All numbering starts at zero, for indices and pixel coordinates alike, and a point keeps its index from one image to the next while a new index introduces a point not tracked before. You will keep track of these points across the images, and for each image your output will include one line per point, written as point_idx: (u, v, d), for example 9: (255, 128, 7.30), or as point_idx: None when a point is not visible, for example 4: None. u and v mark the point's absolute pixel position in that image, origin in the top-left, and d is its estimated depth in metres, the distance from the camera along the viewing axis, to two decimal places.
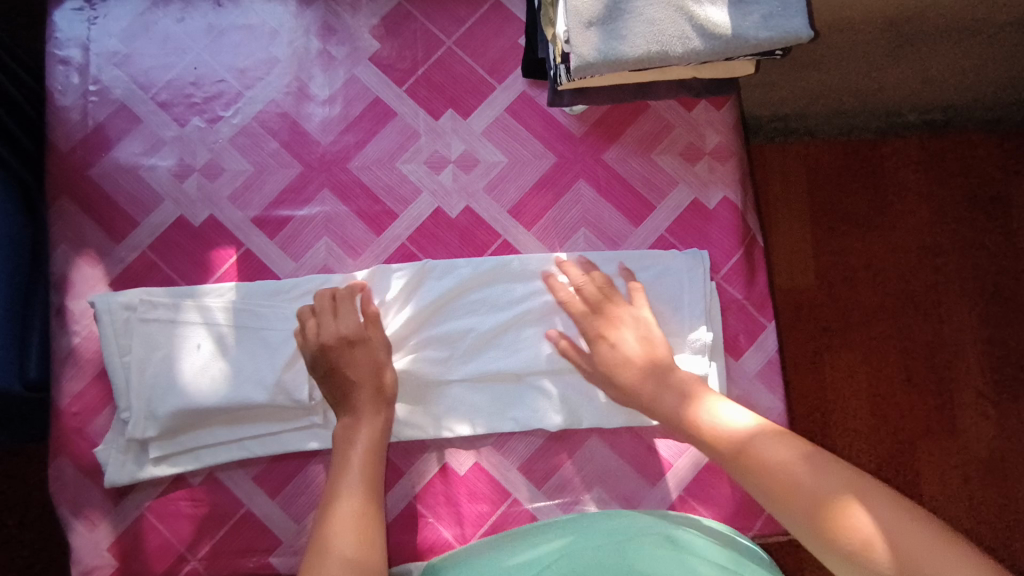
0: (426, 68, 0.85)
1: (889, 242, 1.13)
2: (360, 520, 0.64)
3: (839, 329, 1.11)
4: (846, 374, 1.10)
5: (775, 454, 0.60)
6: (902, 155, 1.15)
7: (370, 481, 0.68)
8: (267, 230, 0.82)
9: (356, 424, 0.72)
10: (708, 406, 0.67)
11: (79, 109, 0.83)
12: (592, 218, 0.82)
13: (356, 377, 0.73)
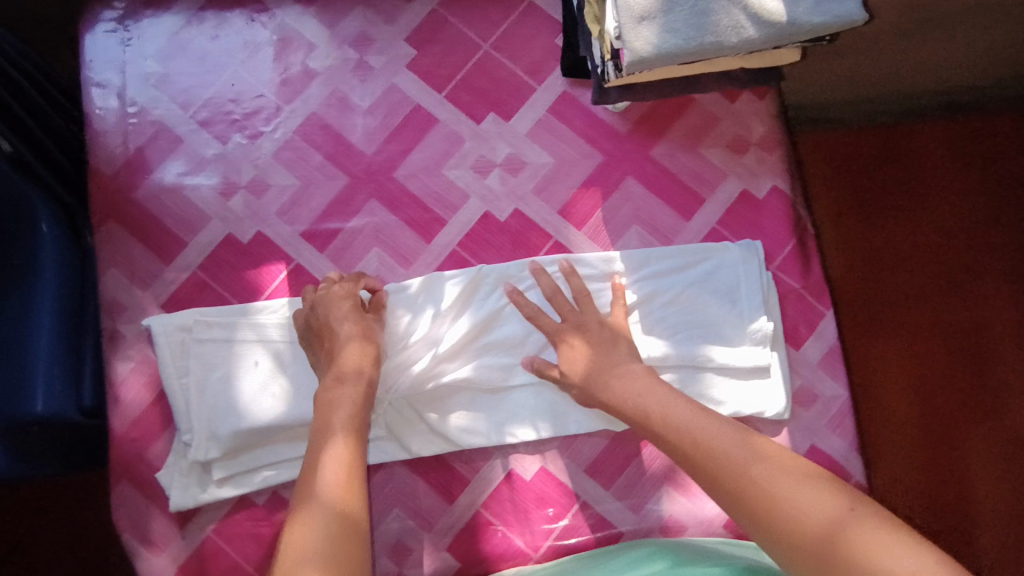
0: (467, 72, 0.84)
1: (921, 231, 1.05)
2: (340, 495, 0.58)
3: (890, 331, 0.99)
4: (904, 384, 0.97)
5: (729, 448, 0.59)
6: (924, 140, 1.08)
7: (349, 453, 0.62)
8: (316, 243, 0.82)
9: (339, 389, 0.68)
10: (659, 395, 0.67)
11: (119, 132, 0.82)
12: (644, 215, 0.82)
13: (344, 333, 0.72)
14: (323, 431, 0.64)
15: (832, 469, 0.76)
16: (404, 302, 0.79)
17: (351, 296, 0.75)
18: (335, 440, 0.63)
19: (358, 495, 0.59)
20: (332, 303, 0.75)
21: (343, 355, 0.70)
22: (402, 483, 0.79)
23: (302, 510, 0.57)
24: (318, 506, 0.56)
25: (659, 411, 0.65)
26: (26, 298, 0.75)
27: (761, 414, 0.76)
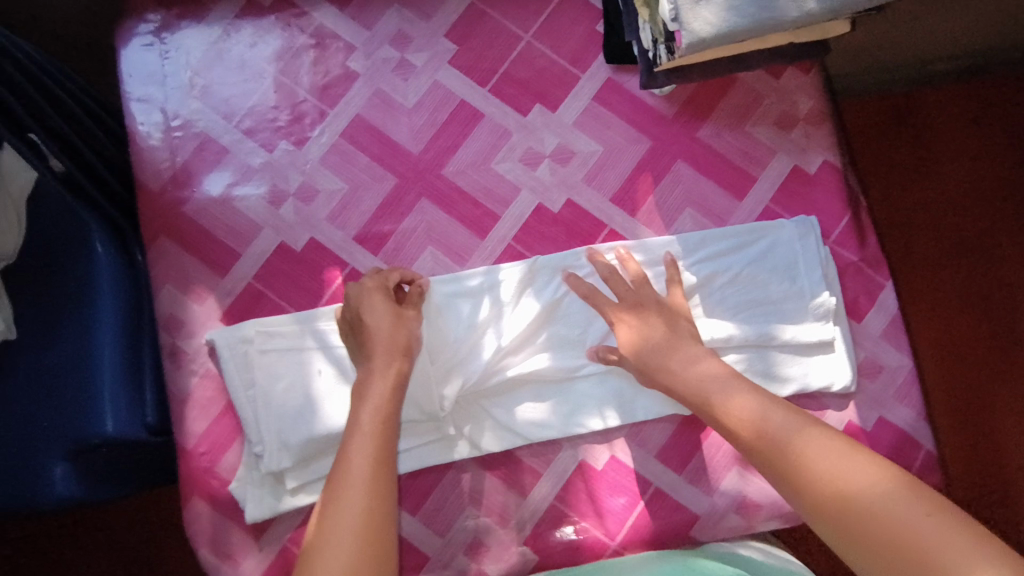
0: (509, 65, 0.83)
1: (970, 190, 1.06)
2: (368, 489, 0.59)
3: (931, 288, 1.05)
4: (941, 334, 1.04)
5: (795, 440, 0.58)
6: (970, 97, 1.08)
7: (379, 444, 0.63)
8: (370, 246, 0.81)
9: (370, 380, 0.69)
10: (717, 379, 0.67)
11: (163, 146, 0.81)
12: (696, 197, 0.82)
13: (374, 323, 0.72)
14: (354, 419, 0.66)
15: (903, 439, 0.77)
16: (451, 295, 0.79)
17: (386, 289, 0.75)
18: (366, 429, 0.64)
19: (388, 488, 0.60)
20: (365, 297, 0.74)
21: (377, 346, 0.71)
22: (474, 481, 0.79)
23: (332, 500, 0.58)
24: (347, 499, 0.58)
25: (729, 408, 0.64)
26: (87, 319, 0.76)
27: (828, 388, 0.77)
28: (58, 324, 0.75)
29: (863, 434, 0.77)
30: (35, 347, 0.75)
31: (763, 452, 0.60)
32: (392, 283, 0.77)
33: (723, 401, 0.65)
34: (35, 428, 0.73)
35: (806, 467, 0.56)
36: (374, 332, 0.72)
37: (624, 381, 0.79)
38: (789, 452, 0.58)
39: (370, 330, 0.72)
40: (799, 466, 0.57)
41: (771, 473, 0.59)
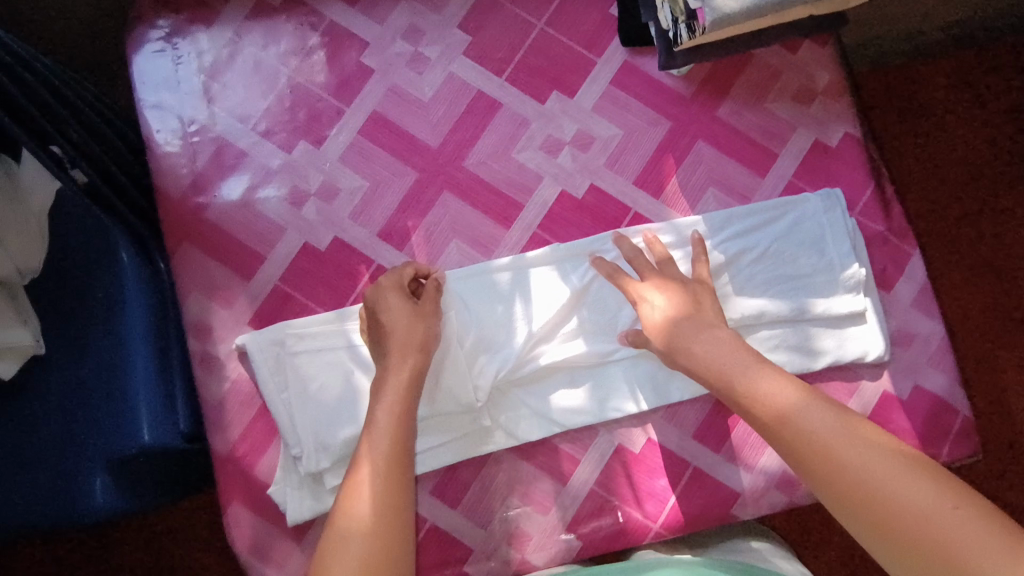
0: (524, 53, 0.83)
1: (988, 152, 1.07)
2: (384, 487, 0.61)
3: (954, 250, 1.06)
4: (968, 294, 1.06)
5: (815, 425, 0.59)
6: (983, 59, 1.08)
7: (396, 444, 0.65)
8: (395, 241, 0.81)
9: (383, 377, 0.70)
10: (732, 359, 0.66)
11: (182, 153, 0.81)
12: (719, 176, 0.81)
13: (388, 321, 0.72)
14: (371, 417, 0.67)
15: (938, 405, 0.77)
16: (468, 287, 0.78)
17: (400, 285, 0.74)
18: (382, 428, 0.65)
19: (402, 489, 0.62)
20: (381, 297, 0.74)
21: (392, 343, 0.71)
22: (513, 471, 0.79)
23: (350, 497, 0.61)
24: (364, 498, 0.61)
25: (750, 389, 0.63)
26: (117, 330, 0.76)
27: (862, 358, 0.77)
28: (87, 336, 0.75)
29: (899, 402, 0.78)
30: (65, 362, 0.75)
31: (782, 436, 0.60)
32: (406, 278, 0.75)
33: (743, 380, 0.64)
34: (74, 441, 0.73)
35: (825, 454, 0.56)
36: (388, 330, 0.72)
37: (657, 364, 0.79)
38: (809, 437, 0.58)
39: (385, 328, 0.72)
40: (818, 453, 0.57)
41: (785, 455, 0.59)
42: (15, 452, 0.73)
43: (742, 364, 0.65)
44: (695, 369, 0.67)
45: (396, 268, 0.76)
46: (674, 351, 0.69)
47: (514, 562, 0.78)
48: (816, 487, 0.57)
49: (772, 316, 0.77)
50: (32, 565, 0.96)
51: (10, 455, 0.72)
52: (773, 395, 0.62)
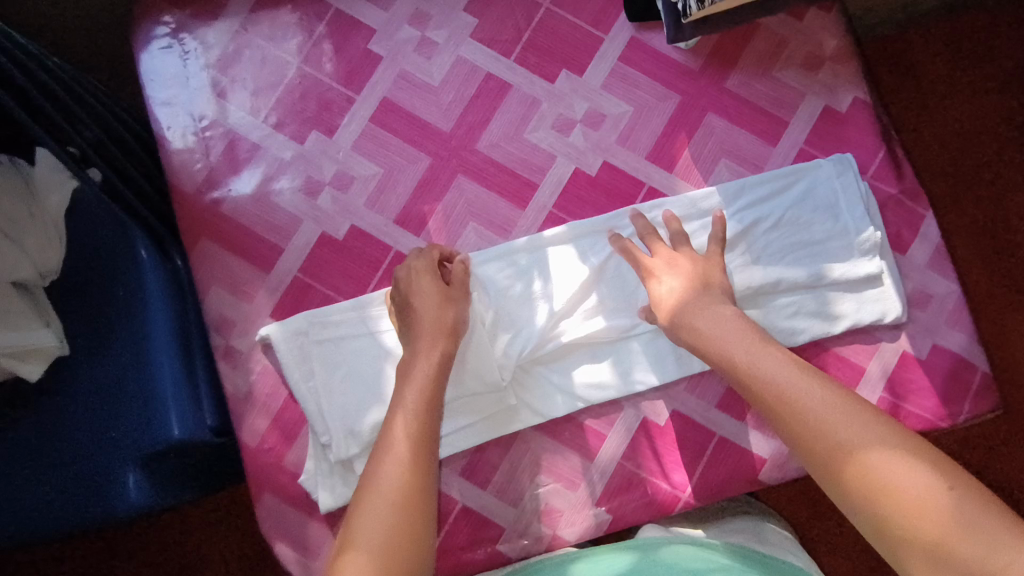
0: (531, 33, 0.83)
1: (997, 111, 1.08)
2: (412, 462, 0.61)
3: (969, 210, 1.08)
4: (983, 253, 1.07)
5: (810, 403, 0.57)
6: (987, 19, 1.09)
7: (423, 422, 0.65)
8: (412, 227, 0.81)
9: (414, 360, 0.70)
10: (732, 338, 0.65)
11: (195, 149, 0.81)
12: (730, 147, 0.82)
13: (420, 304, 0.73)
14: (399, 398, 0.67)
15: (957, 363, 0.78)
16: (491, 270, 0.79)
17: (431, 270, 0.75)
18: (409, 407, 0.66)
19: (427, 463, 0.62)
20: (413, 279, 0.75)
21: (423, 325, 0.72)
22: (541, 449, 0.80)
23: (374, 473, 0.60)
24: (389, 472, 0.60)
25: (751, 367, 0.62)
26: (140, 327, 0.76)
27: (880, 321, 0.78)
28: (111, 333, 0.75)
29: (918, 361, 0.79)
30: (90, 360, 0.75)
31: (780, 416, 0.59)
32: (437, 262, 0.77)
33: (744, 356, 0.63)
34: (103, 439, 0.73)
35: (820, 431, 0.55)
36: (418, 312, 0.73)
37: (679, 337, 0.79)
38: (804, 417, 0.57)
39: (415, 311, 0.73)
40: (813, 432, 0.56)
41: (784, 432, 0.58)
42: (42, 453, 0.73)
43: (741, 343, 0.64)
44: (697, 340, 0.67)
45: (418, 250, 0.78)
46: (677, 322, 0.70)
47: (546, 538, 0.79)
48: (814, 466, 0.56)
49: (790, 283, 0.78)
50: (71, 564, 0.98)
51: (38, 455, 0.72)
52: (772, 374, 0.60)
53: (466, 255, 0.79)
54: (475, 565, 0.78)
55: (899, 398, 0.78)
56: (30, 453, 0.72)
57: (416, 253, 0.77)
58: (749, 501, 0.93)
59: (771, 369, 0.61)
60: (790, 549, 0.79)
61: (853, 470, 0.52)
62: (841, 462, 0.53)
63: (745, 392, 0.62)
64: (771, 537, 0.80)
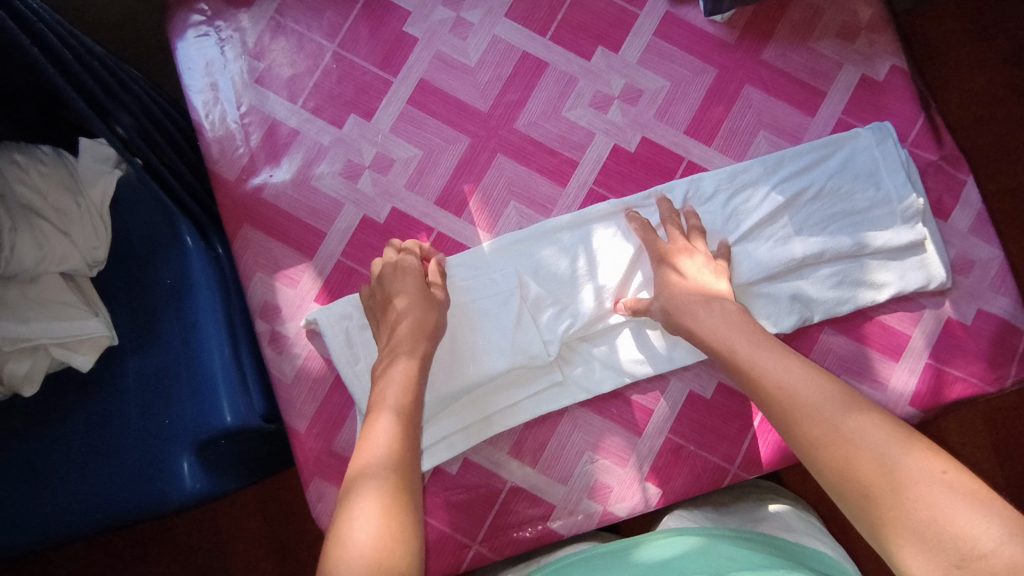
0: (565, 11, 0.84)
1: None
2: (397, 463, 0.59)
3: (1009, 173, 1.08)
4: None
5: (806, 395, 0.59)
6: None
7: (404, 428, 0.63)
8: (452, 208, 0.81)
9: (393, 362, 0.69)
10: (722, 330, 0.67)
11: (234, 136, 0.81)
12: (768, 119, 0.82)
13: (401, 304, 0.73)
14: (381, 397, 0.66)
15: (1003, 327, 0.79)
16: (471, 260, 0.79)
17: (415, 269, 0.75)
18: (389, 416, 0.64)
19: (411, 475, 0.60)
20: (395, 279, 0.75)
21: (399, 323, 0.72)
22: (589, 426, 0.80)
23: (358, 478, 0.58)
24: (375, 475, 0.57)
25: (751, 358, 0.64)
26: (188, 314, 0.76)
27: (925, 287, 0.78)
28: (161, 323, 0.76)
29: (963, 327, 0.79)
30: (141, 349, 0.75)
31: (781, 416, 0.60)
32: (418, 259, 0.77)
33: (747, 356, 0.64)
34: (157, 428, 0.73)
35: (816, 419, 0.57)
36: (400, 311, 0.73)
37: None
38: (802, 407, 0.59)
39: (396, 309, 0.73)
40: (808, 419, 0.58)
41: (778, 421, 0.60)
42: (96, 442, 0.73)
43: (746, 341, 0.66)
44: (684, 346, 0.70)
45: (387, 247, 0.78)
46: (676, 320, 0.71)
47: (597, 514, 0.78)
48: (811, 453, 0.57)
49: (833, 253, 0.78)
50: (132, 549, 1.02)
51: (94, 446, 0.73)
52: (769, 365, 0.63)
53: (510, 235, 0.79)
54: (527, 544, 0.78)
55: (945, 363, 0.78)
56: (86, 444, 0.73)
57: (397, 248, 0.77)
58: (770, 486, 0.90)
59: (777, 370, 0.62)
60: (822, 534, 0.77)
61: (852, 460, 0.53)
62: (839, 446, 0.55)
63: (739, 378, 0.65)
64: (802, 518, 0.80)
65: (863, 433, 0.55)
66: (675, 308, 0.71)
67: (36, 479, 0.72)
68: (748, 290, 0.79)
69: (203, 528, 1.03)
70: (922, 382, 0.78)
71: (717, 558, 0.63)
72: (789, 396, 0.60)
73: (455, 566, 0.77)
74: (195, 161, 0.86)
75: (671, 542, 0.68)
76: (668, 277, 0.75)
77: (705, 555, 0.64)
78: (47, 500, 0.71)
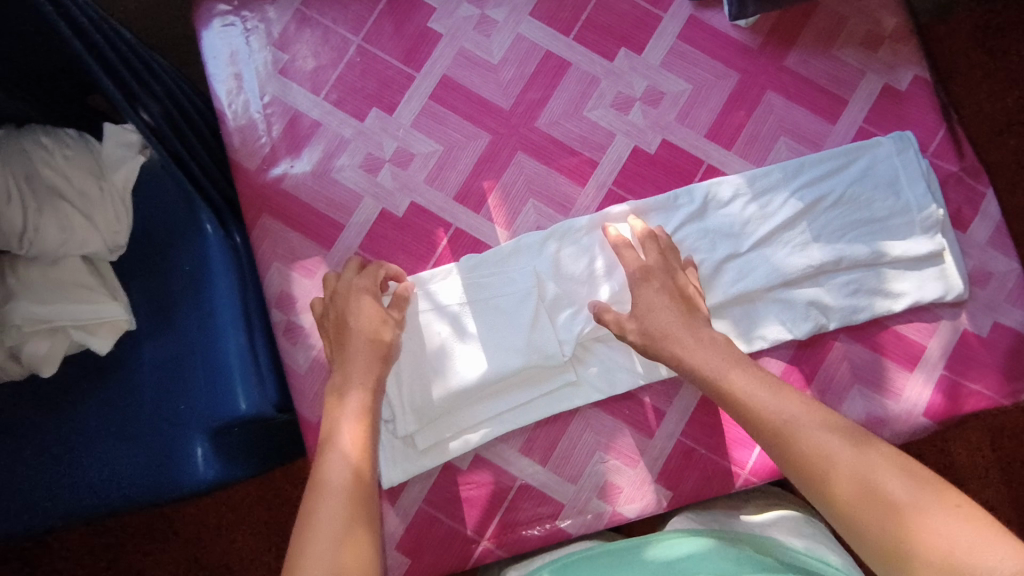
0: (590, 12, 0.84)
1: None
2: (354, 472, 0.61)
3: None
4: None
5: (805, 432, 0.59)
6: None
7: (360, 438, 0.65)
8: (471, 204, 0.81)
9: (348, 386, 0.69)
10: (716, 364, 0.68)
11: (257, 125, 0.81)
12: (789, 125, 0.82)
13: (357, 325, 0.72)
14: (334, 418, 0.66)
15: (1019, 341, 0.78)
16: (490, 257, 0.79)
17: (372, 288, 0.75)
18: (347, 432, 0.65)
19: (366, 495, 0.60)
20: (351, 300, 0.73)
21: (354, 342, 0.71)
22: (600, 426, 0.80)
23: (316, 489, 0.59)
24: (331, 486, 0.59)
25: (745, 392, 0.65)
26: (206, 302, 0.76)
27: (942, 298, 0.78)
28: (180, 309, 0.76)
29: (979, 340, 0.79)
30: (157, 335, 0.76)
31: (772, 441, 0.61)
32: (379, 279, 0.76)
33: (743, 390, 0.65)
34: (173, 413, 0.73)
35: (817, 454, 0.57)
36: (355, 332, 0.71)
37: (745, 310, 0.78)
38: (802, 442, 0.58)
39: (351, 331, 0.72)
40: (808, 455, 0.57)
41: (779, 457, 0.60)
42: (113, 425, 0.73)
43: (733, 369, 0.67)
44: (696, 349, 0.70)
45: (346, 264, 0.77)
46: (649, 347, 0.72)
47: (606, 514, 0.78)
48: (815, 490, 0.56)
49: (850, 261, 0.78)
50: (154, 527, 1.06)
51: (108, 429, 0.73)
52: (765, 402, 0.63)
53: (528, 234, 0.79)
54: (536, 542, 0.78)
55: (960, 374, 0.78)
56: (101, 427, 0.73)
57: (358, 265, 0.76)
58: (777, 491, 0.90)
59: (767, 399, 0.63)
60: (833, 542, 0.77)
61: (848, 490, 0.54)
62: (842, 480, 0.54)
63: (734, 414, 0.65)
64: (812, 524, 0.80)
65: (865, 467, 0.54)
66: (648, 338, 0.72)
67: (52, 459, 0.72)
68: (764, 295, 0.79)
69: (227, 506, 1.06)
70: (936, 393, 0.77)
71: (724, 560, 0.62)
72: (790, 431, 0.60)
73: (464, 561, 0.77)
74: (218, 150, 0.87)
75: (677, 543, 0.67)
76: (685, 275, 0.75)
77: (711, 556, 0.63)
78: (62, 480, 0.71)
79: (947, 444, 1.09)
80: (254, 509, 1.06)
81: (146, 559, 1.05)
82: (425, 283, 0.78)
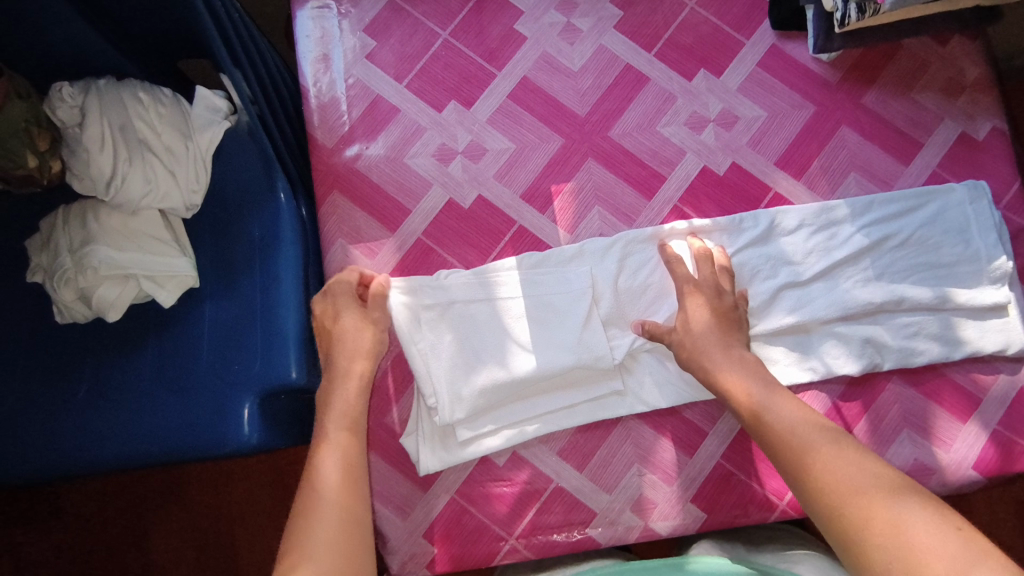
0: (673, 31, 0.86)
1: None
2: (342, 498, 0.60)
3: None
4: None
5: (809, 443, 0.60)
6: None
7: (349, 448, 0.65)
8: (538, 204, 0.82)
9: (345, 385, 0.70)
10: (743, 387, 0.68)
11: (339, 104, 0.84)
12: (861, 162, 0.82)
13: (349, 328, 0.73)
14: (350, 410, 0.68)
15: None
16: (550, 258, 0.79)
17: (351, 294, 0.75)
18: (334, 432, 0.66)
19: (359, 485, 0.62)
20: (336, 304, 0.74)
21: (341, 359, 0.71)
22: (641, 438, 0.79)
23: (310, 497, 0.60)
24: (322, 508, 0.59)
25: (759, 406, 0.65)
26: (272, 268, 0.77)
27: (1004, 352, 0.77)
28: (245, 271, 0.77)
29: None
30: (219, 296, 0.77)
31: (782, 455, 0.61)
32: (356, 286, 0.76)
33: (760, 404, 0.65)
34: (226, 371, 0.74)
35: (814, 459, 0.59)
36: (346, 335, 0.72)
37: (802, 340, 0.78)
38: (810, 455, 0.59)
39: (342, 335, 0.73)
40: (808, 462, 0.59)
41: (782, 463, 0.61)
42: (168, 375, 0.75)
43: (759, 391, 0.67)
44: (754, 367, 0.70)
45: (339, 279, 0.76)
46: (692, 359, 0.72)
47: (637, 528, 0.77)
48: (808, 487, 0.58)
49: (912, 303, 0.77)
50: (177, 485, 1.07)
51: (163, 379, 0.75)
52: (775, 412, 0.64)
53: (586, 241, 0.80)
54: (563, 547, 0.77)
55: (1013, 431, 0.76)
56: (155, 376, 0.75)
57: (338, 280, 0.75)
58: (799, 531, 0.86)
59: (788, 419, 0.63)
60: None
61: (841, 486, 0.56)
62: (830, 483, 0.57)
63: (750, 425, 0.66)
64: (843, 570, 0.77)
65: (851, 471, 0.57)
66: (692, 351, 0.72)
67: (107, 401, 0.74)
68: (820, 326, 0.78)
69: (258, 484, 1.07)
70: (988, 447, 0.76)
71: None
72: (796, 447, 0.61)
73: (490, 558, 0.76)
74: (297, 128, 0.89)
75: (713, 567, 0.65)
76: (732, 298, 0.75)
77: None
78: (113, 422, 0.73)
79: (971, 506, 1.06)
80: (285, 506, 1.06)
81: (166, 516, 1.06)
82: (481, 274, 0.79)
